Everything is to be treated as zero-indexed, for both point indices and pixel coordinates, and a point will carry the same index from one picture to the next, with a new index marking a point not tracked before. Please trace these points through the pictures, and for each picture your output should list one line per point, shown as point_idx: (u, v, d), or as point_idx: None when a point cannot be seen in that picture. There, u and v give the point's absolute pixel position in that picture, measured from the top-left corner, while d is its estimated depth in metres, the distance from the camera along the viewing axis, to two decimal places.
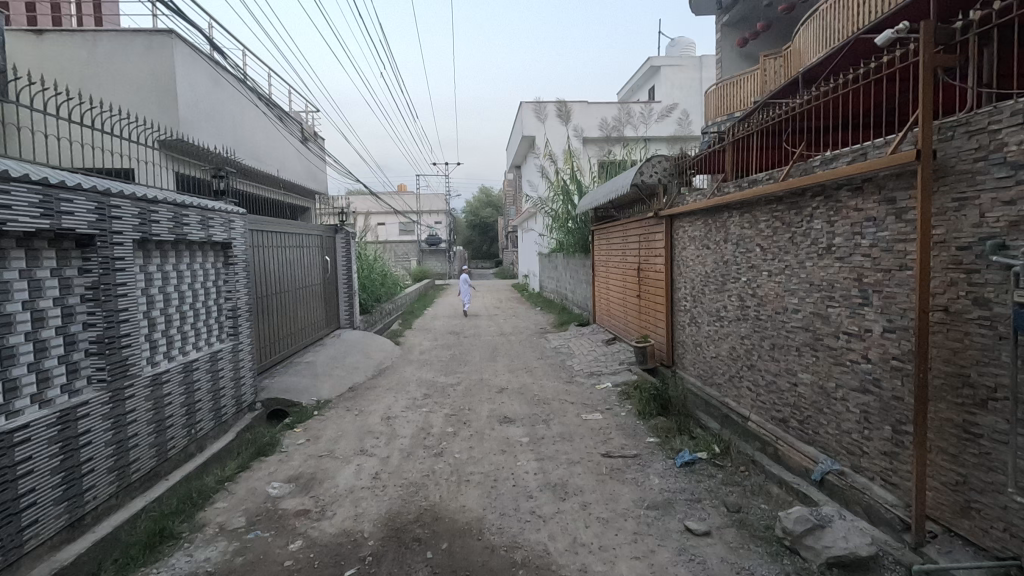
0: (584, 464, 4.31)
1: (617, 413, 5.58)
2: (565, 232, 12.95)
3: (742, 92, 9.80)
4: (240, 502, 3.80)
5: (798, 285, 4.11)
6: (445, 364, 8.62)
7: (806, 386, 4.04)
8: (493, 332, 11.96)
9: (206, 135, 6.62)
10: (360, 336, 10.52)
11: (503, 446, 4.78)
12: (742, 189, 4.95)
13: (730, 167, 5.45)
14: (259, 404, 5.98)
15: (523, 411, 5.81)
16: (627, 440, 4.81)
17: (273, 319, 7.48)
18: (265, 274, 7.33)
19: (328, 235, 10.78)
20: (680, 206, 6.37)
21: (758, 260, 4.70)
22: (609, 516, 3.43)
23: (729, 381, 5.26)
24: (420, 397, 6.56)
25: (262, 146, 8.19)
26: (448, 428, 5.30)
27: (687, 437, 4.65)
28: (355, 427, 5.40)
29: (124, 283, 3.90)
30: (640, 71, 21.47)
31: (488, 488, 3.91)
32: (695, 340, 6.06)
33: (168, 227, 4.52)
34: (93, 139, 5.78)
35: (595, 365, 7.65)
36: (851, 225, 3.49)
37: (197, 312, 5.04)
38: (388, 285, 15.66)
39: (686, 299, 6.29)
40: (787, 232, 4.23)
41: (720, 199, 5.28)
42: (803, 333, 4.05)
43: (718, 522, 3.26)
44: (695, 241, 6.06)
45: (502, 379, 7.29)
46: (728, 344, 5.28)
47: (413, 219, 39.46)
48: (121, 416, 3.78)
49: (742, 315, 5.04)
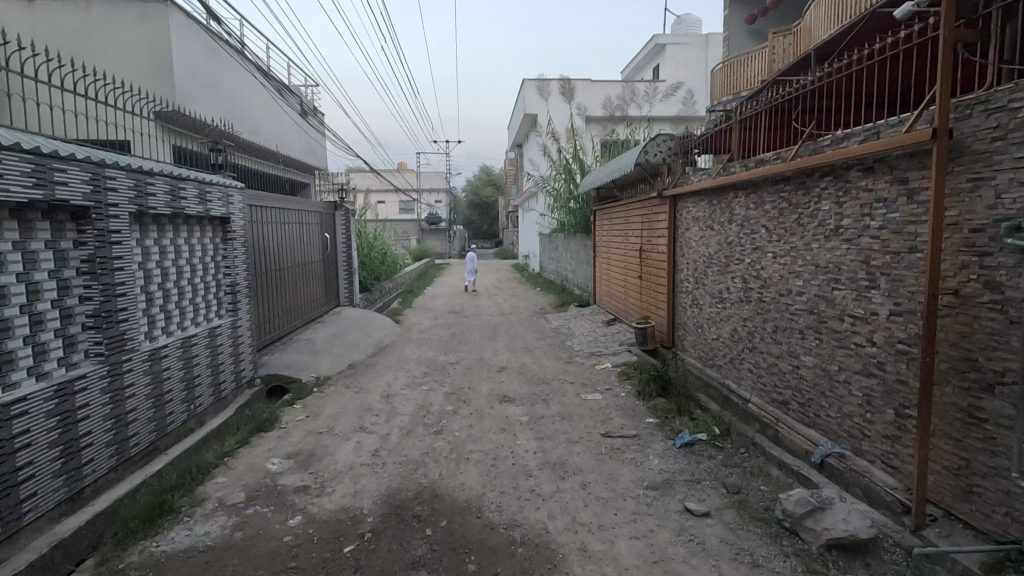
0: (584, 443, 4.31)
1: (616, 394, 5.57)
2: (566, 211, 12.86)
3: (749, 71, 9.63)
4: (239, 477, 3.80)
5: (803, 267, 4.06)
6: (445, 343, 8.60)
7: (808, 369, 4.01)
8: (493, 311, 11.93)
9: (203, 107, 6.50)
10: (360, 314, 10.51)
11: (503, 425, 4.78)
12: (749, 168, 4.86)
13: (737, 147, 5.36)
14: (258, 381, 5.97)
15: (523, 390, 5.81)
16: (626, 420, 4.80)
17: (272, 295, 7.45)
18: (264, 250, 7.27)
19: (328, 212, 10.69)
20: (685, 186, 6.28)
21: (763, 241, 4.64)
22: (609, 496, 3.43)
23: (730, 363, 5.24)
24: (420, 375, 6.55)
25: (261, 120, 8.06)
26: (448, 406, 5.30)
27: (687, 418, 4.64)
28: (355, 405, 5.40)
29: (120, 256, 3.85)
30: (645, 49, 21.12)
31: (488, 467, 3.91)
32: (697, 322, 6.03)
33: (165, 200, 4.44)
34: (87, 110, 5.67)
35: (595, 345, 7.64)
36: (860, 206, 3.42)
37: (196, 288, 5.00)
38: (389, 264, 15.60)
39: (689, 280, 6.25)
40: (793, 213, 4.17)
41: (726, 178, 5.20)
42: (807, 315, 4.01)
43: (717, 503, 3.26)
44: (699, 221, 5.99)
45: (502, 359, 7.27)
46: (730, 326, 5.25)
47: (414, 197, 39.22)
48: (119, 390, 3.76)
49: (745, 297, 5.00)
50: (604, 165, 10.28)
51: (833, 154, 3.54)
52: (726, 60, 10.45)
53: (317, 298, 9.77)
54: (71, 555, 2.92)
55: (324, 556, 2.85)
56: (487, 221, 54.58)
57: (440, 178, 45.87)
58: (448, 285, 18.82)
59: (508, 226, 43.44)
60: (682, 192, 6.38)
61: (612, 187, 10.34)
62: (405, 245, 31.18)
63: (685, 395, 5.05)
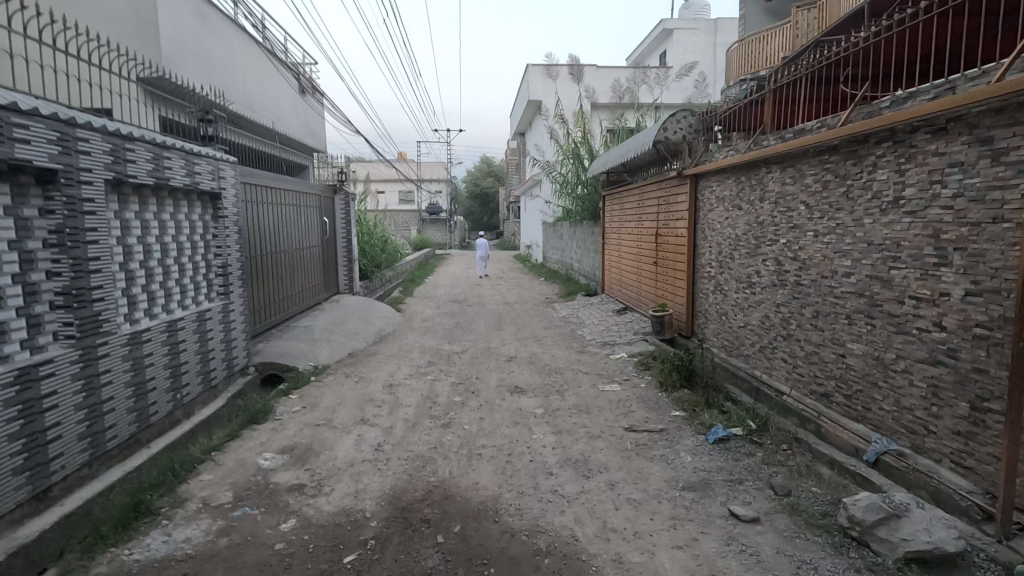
0: (605, 438, 3.93)
1: (635, 385, 5.20)
2: (573, 198, 12.43)
3: (770, 49, 9.22)
4: (228, 474, 3.43)
5: (852, 246, 3.67)
6: (449, 332, 8.21)
7: (857, 357, 3.63)
8: (497, 300, 11.52)
9: (192, 75, 6.09)
10: (360, 302, 10.11)
11: (515, 418, 4.40)
12: (785, 140, 4.46)
13: (768, 119, 4.96)
14: (252, 369, 5.59)
15: (535, 380, 5.42)
16: (649, 414, 4.42)
17: (267, 280, 7.05)
18: (259, 231, 6.87)
19: (326, 196, 10.28)
20: (708, 164, 5.87)
21: (802, 219, 4.25)
22: (641, 498, 3.05)
23: (760, 352, 4.86)
24: (424, 365, 6.17)
25: (256, 94, 7.61)
26: (456, 397, 4.91)
27: (717, 411, 4.26)
28: (355, 395, 5.02)
29: (94, 228, 3.45)
30: (652, 34, 20.59)
31: (502, 464, 3.53)
32: (720, 309, 5.65)
33: (148, 169, 4.04)
34: (65, 72, 5.25)
35: (608, 334, 7.27)
36: (928, 173, 3.03)
37: (183, 267, 4.60)
38: (388, 252, 15.16)
39: (711, 265, 5.86)
40: (840, 186, 3.78)
41: (757, 152, 4.80)
42: (856, 298, 3.62)
43: (766, 507, 2.89)
44: (724, 201, 5.59)
45: (510, 348, 6.88)
46: (760, 312, 4.87)
47: (414, 187, 38.71)
48: (93, 378, 3.37)
49: (778, 280, 4.61)
50: (616, 147, 9.84)
51: (895, 115, 3.16)
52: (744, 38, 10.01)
53: (315, 286, 9.36)
54: (32, 564, 2.54)
55: (322, 568, 2.47)
56: (488, 212, 54.11)
57: (440, 168, 45.34)
58: (449, 275, 18.40)
59: (509, 217, 42.97)
60: (704, 171, 5.99)
61: (623, 170, 9.92)
62: (404, 235, 30.71)
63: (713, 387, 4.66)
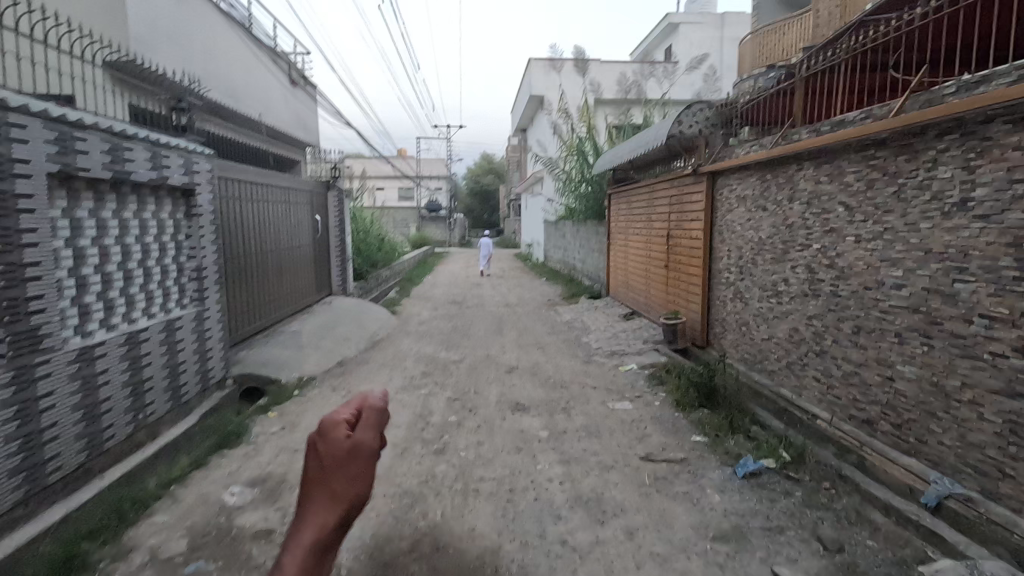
0: (620, 470, 3.47)
1: (649, 402, 4.74)
2: (577, 195, 11.96)
3: (786, 40, 8.77)
4: (185, 515, 2.97)
5: (904, 254, 3.21)
6: (446, 337, 7.73)
7: (909, 382, 3.17)
8: (497, 303, 11.05)
9: (167, 59, 5.62)
10: (354, 304, 9.65)
11: (517, 442, 3.94)
12: (821, 133, 3.99)
13: (799, 112, 4.49)
14: (230, 382, 5.14)
15: (538, 396, 4.95)
16: (667, 439, 3.96)
17: (251, 282, 6.58)
18: (242, 230, 6.40)
19: (319, 192, 9.80)
20: (727, 160, 5.40)
21: (840, 222, 3.78)
22: (665, 552, 2.59)
23: (787, 368, 4.40)
24: (418, 376, 5.70)
25: (241, 83, 7.14)
26: (451, 416, 4.44)
27: (743, 438, 3.81)
28: None
29: (32, 229, 2.97)
30: (658, 28, 20.06)
31: (503, 503, 3.07)
32: (741, 319, 5.19)
33: (104, 161, 3.57)
34: (25, 54, 4.80)
35: (615, 342, 6.80)
36: (1008, 171, 2.57)
37: (148, 271, 4.14)
38: (385, 251, 14.69)
39: (731, 270, 5.39)
40: (890, 185, 3.31)
41: (786, 147, 4.33)
42: (909, 315, 3.16)
43: (815, 568, 2.43)
44: (746, 201, 5.12)
45: (511, 357, 6.41)
46: (788, 324, 4.40)
47: (413, 184, 38.17)
48: (30, 402, 2.91)
49: (809, 290, 4.14)
50: (623, 142, 9.34)
51: (971, 100, 2.67)
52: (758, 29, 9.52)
53: (306, 287, 8.89)
54: None
55: None
56: (488, 210, 53.59)
57: (440, 165, 44.82)
58: (448, 274, 17.91)
59: (510, 214, 42.46)
60: (724, 168, 5.51)
61: (630, 167, 9.42)
62: (403, 232, 30.23)
63: (737, 408, 4.19)
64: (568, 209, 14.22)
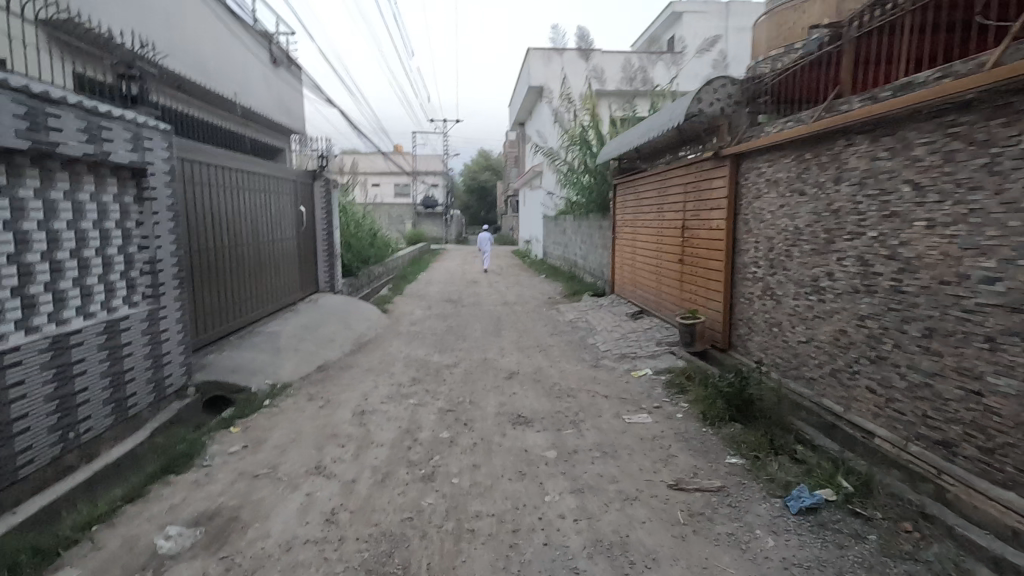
0: (645, 503, 2.86)
1: (670, 414, 4.14)
2: (579, 188, 11.35)
3: (805, 17, 8.15)
4: (104, 567, 2.35)
5: (998, 240, 2.61)
6: (439, 338, 7.10)
7: (1004, 397, 2.58)
8: (495, 301, 10.43)
9: (121, 24, 4.98)
10: (342, 302, 9.03)
11: (520, 465, 3.33)
12: (879, 101, 3.38)
13: (845, 80, 3.90)
14: (192, 390, 4.52)
15: (542, 407, 4.33)
16: (696, 461, 3.36)
17: (222, 278, 5.96)
18: (211, 220, 5.78)
19: (304, 182, 9.17)
20: (755, 140, 4.80)
21: (904, 204, 3.19)
22: None
23: (832, 376, 3.80)
24: (407, 383, 5.08)
25: (211, 59, 6.51)
26: (443, 432, 3.82)
27: (789, 461, 3.21)
28: (314, 428, 3.93)
29: None
30: (661, 18, 19.44)
31: (505, 550, 2.46)
32: (772, 319, 4.59)
33: (19, 127, 2.93)
34: None
35: (625, 344, 6.19)
36: None
37: (83, 263, 3.51)
38: (378, 246, 14.04)
39: (759, 264, 4.80)
40: (978, 157, 2.71)
41: (832, 120, 3.73)
42: (1006, 315, 2.57)
43: None
44: (778, 185, 4.52)
45: (510, 361, 5.80)
46: (833, 326, 3.81)
47: (409, 180, 37.49)
48: None
49: (862, 286, 3.55)
50: (630, 129, 8.71)
51: None
52: (774, 8, 8.90)
53: (289, 284, 8.25)
54: None
55: None
56: (485, 207, 52.92)
57: (436, 161, 44.12)
58: (443, 271, 17.25)
59: (507, 211, 41.80)
60: (750, 150, 4.90)
61: (637, 156, 8.81)
62: (397, 229, 29.53)
63: (780, 424, 3.58)
64: (569, 203, 13.58)
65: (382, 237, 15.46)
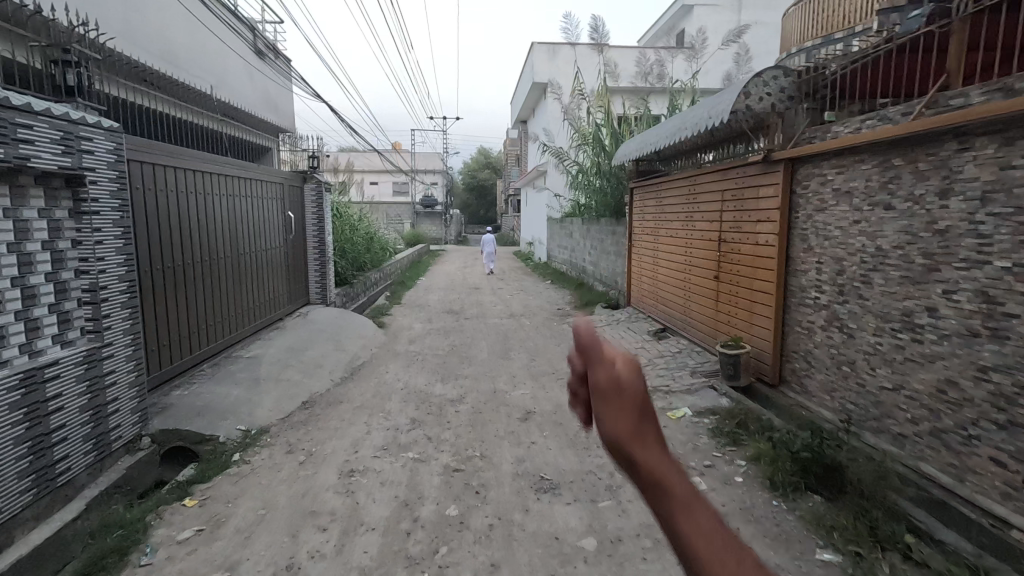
0: None
1: (726, 478, 3.39)
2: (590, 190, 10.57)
3: (843, 7, 7.35)
4: None
5: None
6: (441, 362, 6.31)
7: None
8: (500, 312, 9.66)
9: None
10: (335, 316, 8.26)
11: (552, 564, 2.58)
12: (1014, 95, 2.63)
13: (955, 69, 3.16)
14: (147, 440, 3.76)
15: (569, 466, 3.58)
16: (777, 558, 2.62)
17: (193, 297, 5.20)
18: (179, 232, 5.02)
19: (294, 185, 8.40)
20: (819, 142, 4.04)
21: None
22: None
23: (935, 438, 3.06)
24: (406, 426, 4.32)
25: (178, 45, 5.74)
26: (451, 507, 3.07)
27: (903, 563, 2.47)
28: (291, 498, 3.18)
29: None
30: (670, 11, 18.64)
31: None
32: (842, 357, 3.85)
33: None
34: None
35: (655, 373, 5.43)
36: None
37: None
38: (375, 251, 13.26)
39: (824, 289, 4.04)
40: None
41: (940, 119, 2.97)
42: None
43: None
44: (851, 197, 3.77)
45: (524, 395, 5.03)
46: (936, 375, 3.06)
47: (408, 178, 36.68)
48: None
49: (982, 329, 2.80)
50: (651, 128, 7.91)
51: None
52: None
53: (275, 297, 7.48)
54: None
55: None
56: (485, 205, 52.13)
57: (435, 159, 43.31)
58: (443, 276, 16.46)
59: (508, 209, 41.00)
60: (813, 154, 4.12)
61: (659, 156, 8.03)
62: (395, 229, 28.78)
63: (884, 510, 2.78)
64: (579, 205, 12.78)
65: (378, 240, 14.64)
